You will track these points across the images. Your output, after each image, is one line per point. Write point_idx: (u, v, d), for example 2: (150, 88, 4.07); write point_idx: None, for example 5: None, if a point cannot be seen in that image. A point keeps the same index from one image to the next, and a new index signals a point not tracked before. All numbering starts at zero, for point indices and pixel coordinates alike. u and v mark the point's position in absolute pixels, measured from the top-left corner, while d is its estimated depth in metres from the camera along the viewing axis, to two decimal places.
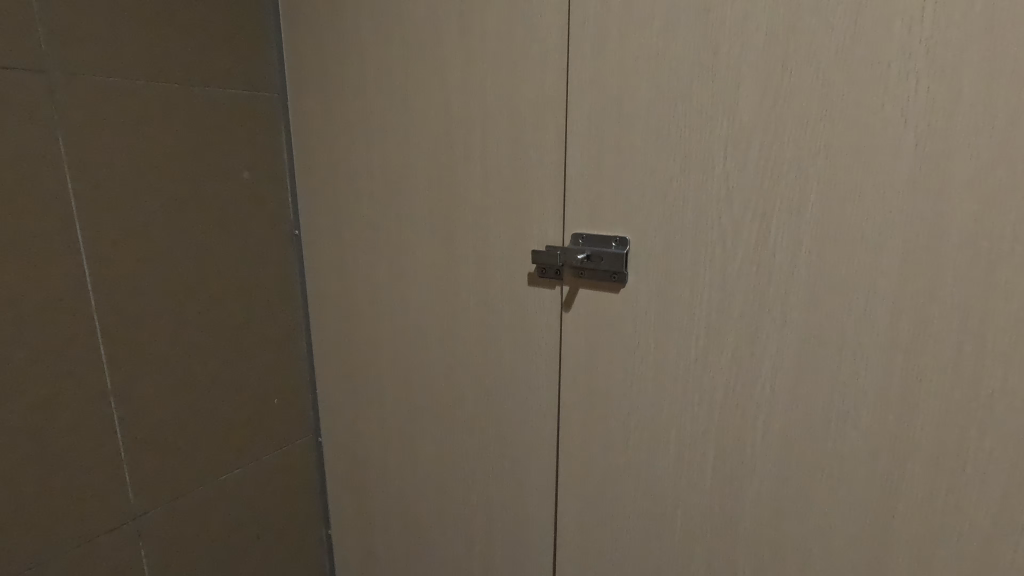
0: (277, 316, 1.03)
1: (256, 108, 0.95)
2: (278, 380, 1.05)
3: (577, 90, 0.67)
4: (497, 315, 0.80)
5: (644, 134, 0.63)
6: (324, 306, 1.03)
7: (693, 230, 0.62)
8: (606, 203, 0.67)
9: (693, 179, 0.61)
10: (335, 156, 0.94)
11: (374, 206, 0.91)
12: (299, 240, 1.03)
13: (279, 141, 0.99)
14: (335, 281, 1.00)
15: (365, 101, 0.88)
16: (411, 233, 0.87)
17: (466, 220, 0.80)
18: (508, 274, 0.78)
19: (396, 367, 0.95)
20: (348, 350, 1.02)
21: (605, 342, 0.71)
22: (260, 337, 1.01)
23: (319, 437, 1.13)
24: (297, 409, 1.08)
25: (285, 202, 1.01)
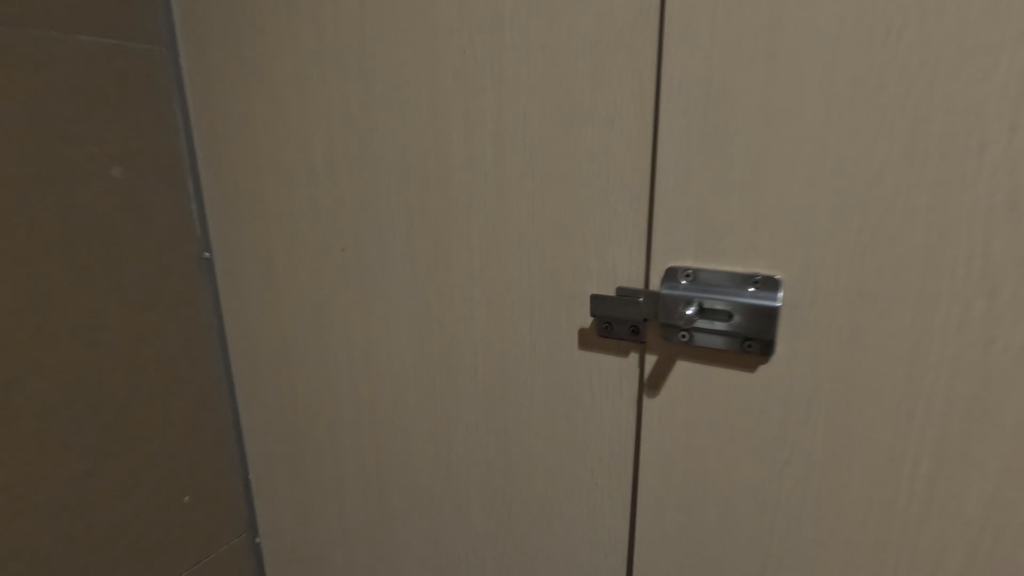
0: (183, 379, 0.71)
1: (128, 68, 0.62)
2: (189, 469, 0.73)
3: (686, 15, 0.35)
4: (525, 398, 0.49)
5: (831, 96, 0.32)
6: (247, 364, 0.70)
7: (924, 284, 0.32)
8: (736, 226, 0.37)
9: (941, 188, 0.31)
10: (252, 145, 0.60)
11: (316, 223, 0.58)
12: (210, 265, 0.70)
13: (170, 120, 0.65)
14: (263, 331, 0.67)
15: (292, 54, 0.54)
16: (376, 264, 0.55)
17: (466, 247, 0.48)
18: (544, 336, 0.47)
19: (360, 462, 0.63)
20: (287, 433, 0.69)
21: (719, 458, 0.41)
22: (157, 410, 0.69)
23: (256, 536, 0.81)
24: (218, 503, 0.77)
25: (184, 210, 0.68)
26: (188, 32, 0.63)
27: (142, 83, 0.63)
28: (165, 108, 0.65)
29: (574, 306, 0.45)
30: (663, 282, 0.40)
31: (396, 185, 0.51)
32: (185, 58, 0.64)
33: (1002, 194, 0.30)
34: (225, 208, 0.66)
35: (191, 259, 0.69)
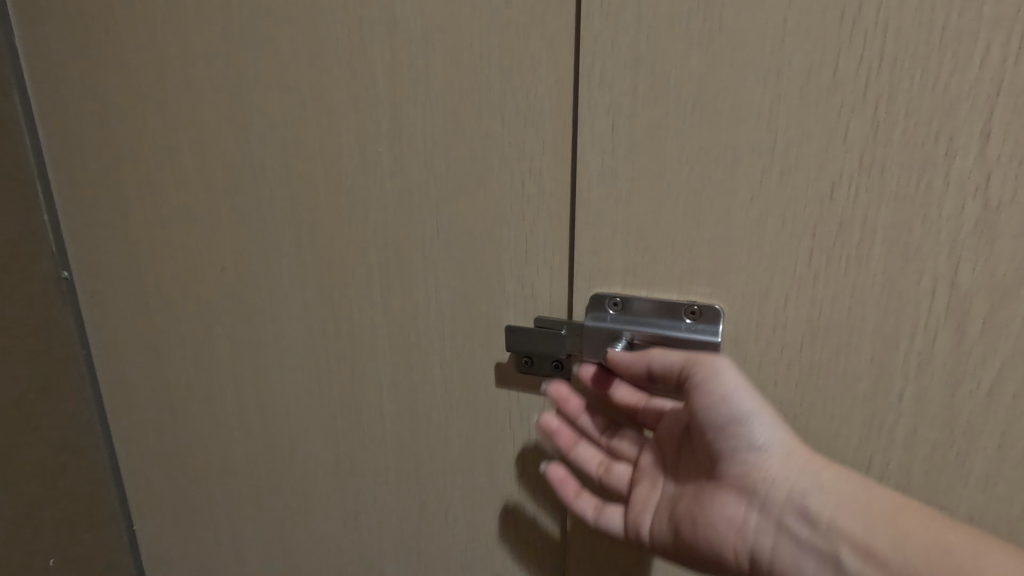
0: (40, 423, 0.60)
1: None
2: (53, 526, 0.62)
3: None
4: (439, 444, 0.42)
5: (779, 95, 0.27)
6: (120, 401, 0.59)
7: (884, 318, 0.28)
8: (672, 246, 0.31)
9: (904, 208, 0.26)
10: (108, 144, 0.50)
11: (187, 238, 0.48)
12: (71, 286, 0.59)
13: (8, 113, 0.54)
14: (134, 365, 0.56)
15: (149, 34, 0.44)
16: (259, 289, 0.46)
17: (363, 269, 0.40)
18: (458, 373, 0.40)
19: (255, 517, 0.54)
20: (171, 481, 0.59)
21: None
22: (1, 465, 0.57)
23: None
24: (92, 563, 0.65)
25: (32, 221, 0.56)
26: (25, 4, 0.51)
27: None
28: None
29: (490, 337, 0.38)
30: (589, 311, 0.33)
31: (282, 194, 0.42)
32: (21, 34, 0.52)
33: (976, 213, 0.25)
34: (80, 219, 0.55)
35: (44, 280, 0.58)
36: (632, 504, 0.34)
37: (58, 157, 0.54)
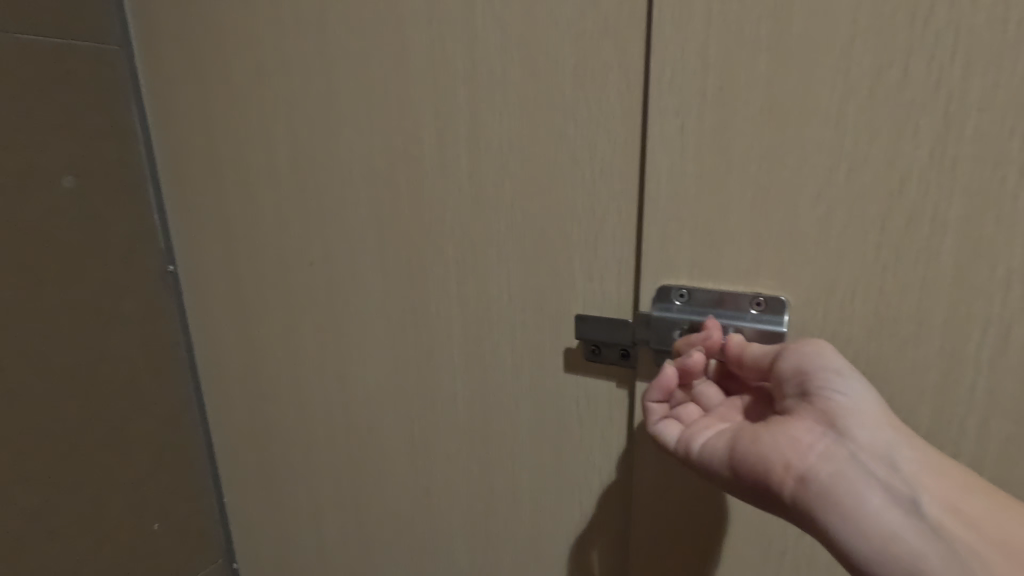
0: (149, 401, 0.67)
1: (82, 69, 0.57)
2: (158, 495, 0.69)
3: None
4: (509, 428, 0.45)
5: (847, 94, 0.28)
6: (216, 384, 0.66)
7: (953, 311, 0.28)
8: (739, 240, 0.32)
9: (976, 203, 0.27)
10: (213, 151, 0.56)
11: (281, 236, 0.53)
12: (176, 279, 0.66)
13: (130, 126, 0.61)
14: (231, 351, 0.62)
15: (252, 52, 0.49)
16: (344, 282, 0.50)
17: (440, 263, 0.44)
18: (528, 360, 0.42)
19: (335, 494, 0.59)
20: (257, 458, 0.65)
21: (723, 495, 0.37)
22: (118, 437, 0.64)
23: (233, 562, 0.77)
24: (188, 530, 0.72)
25: (146, 220, 0.64)
26: (145, 29, 0.58)
27: (95, 85, 0.58)
28: (122, 112, 0.60)
29: (558, 327, 0.40)
30: (655, 303, 0.35)
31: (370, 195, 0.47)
32: (142, 59, 0.60)
33: None
34: (186, 219, 0.61)
35: (154, 273, 0.65)
36: (696, 428, 0.33)
37: (170, 164, 0.61)
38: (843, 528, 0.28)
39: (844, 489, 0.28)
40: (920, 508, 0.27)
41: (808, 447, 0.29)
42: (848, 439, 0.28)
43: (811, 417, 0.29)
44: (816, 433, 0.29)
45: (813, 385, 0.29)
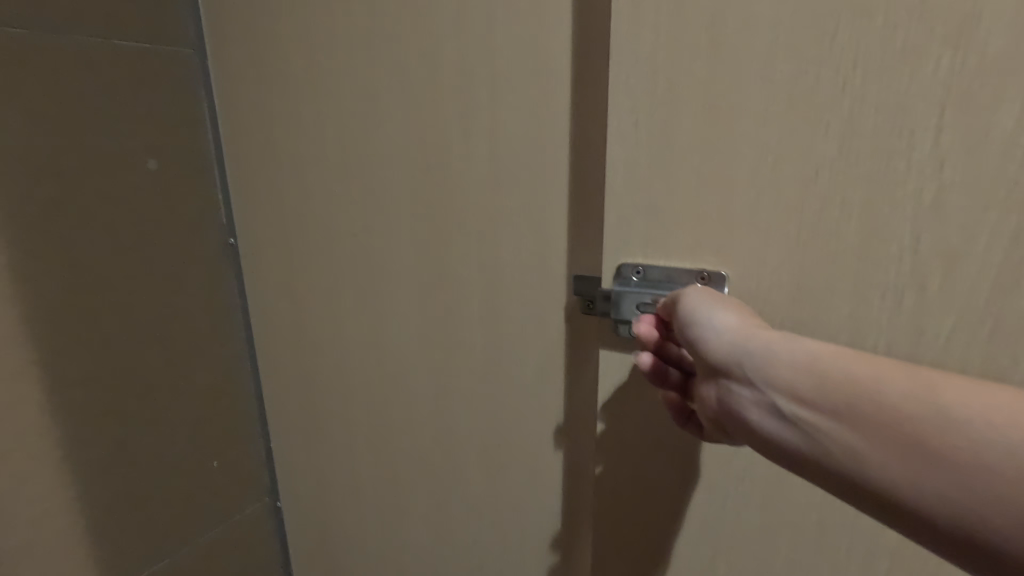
0: (210, 356, 0.78)
1: (162, 70, 0.68)
2: (216, 437, 0.80)
3: (635, 20, 0.37)
4: (525, 361, 0.61)
5: (770, 96, 0.34)
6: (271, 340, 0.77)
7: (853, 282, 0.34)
8: (683, 223, 0.39)
9: (871, 184, 0.32)
10: (284, 143, 0.67)
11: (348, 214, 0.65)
12: (234, 251, 0.77)
13: (200, 118, 0.72)
14: (290, 312, 0.74)
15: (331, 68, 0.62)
16: (403, 249, 0.63)
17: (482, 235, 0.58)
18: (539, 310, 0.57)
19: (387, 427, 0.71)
20: (309, 403, 0.76)
21: (673, 445, 0.44)
22: (184, 384, 0.75)
23: (278, 501, 0.89)
24: (244, 468, 0.84)
25: (213, 200, 0.75)
26: (218, 37, 0.69)
27: (171, 84, 0.69)
28: (194, 107, 0.71)
29: None
30: (616, 280, 0.42)
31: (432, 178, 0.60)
32: (213, 62, 0.70)
33: (926, 187, 0.31)
34: (252, 200, 0.72)
35: (218, 245, 0.76)
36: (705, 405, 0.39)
37: (236, 153, 0.72)
38: (760, 444, 0.33)
39: (743, 415, 0.33)
40: (789, 407, 0.31)
41: (713, 393, 0.35)
42: (722, 372, 0.34)
43: (703, 368, 0.36)
44: (710, 381, 0.35)
45: (690, 345, 0.36)
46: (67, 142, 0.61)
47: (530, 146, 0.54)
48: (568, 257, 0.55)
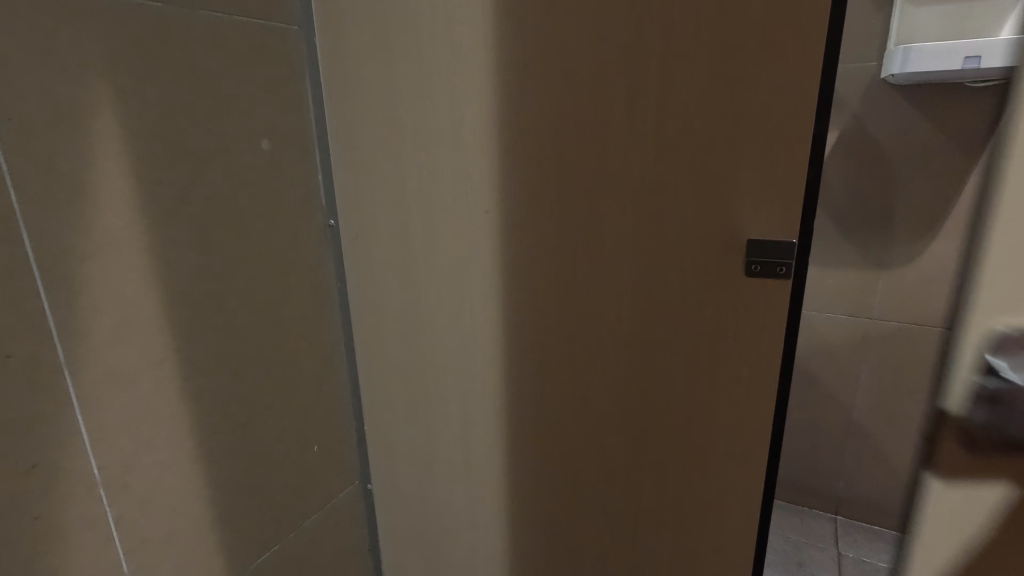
0: (313, 340, 0.77)
1: (273, 46, 0.66)
2: (318, 422, 0.79)
3: None
4: (673, 333, 0.62)
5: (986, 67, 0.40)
6: (381, 317, 0.78)
7: None
8: None
9: None
10: (410, 124, 0.67)
11: (483, 192, 0.66)
12: (334, 232, 0.77)
13: (304, 96, 0.71)
14: (410, 291, 0.75)
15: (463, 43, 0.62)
16: (547, 221, 0.65)
17: (635, 207, 0.60)
18: (693, 280, 0.59)
19: (515, 400, 0.74)
20: (427, 381, 0.78)
21: None
22: (292, 369, 0.74)
23: (367, 484, 0.89)
24: (340, 452, 0.84)
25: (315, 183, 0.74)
26: (331, 16, 0.69)
27: (283, 65, 0.68)
28: (299, 83, 0.70)
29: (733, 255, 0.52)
30: None
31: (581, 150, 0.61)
32: (321, 39, 0.70)
33: None
34: (369, 180, 0.73)
35: (319, 227, 0.75)
36: None
37: (353, 133, 0.72)
38: None
39: None
40: None
41: None
42: None
43: None
44: None
45: None
46: (209, 128, 0.61)
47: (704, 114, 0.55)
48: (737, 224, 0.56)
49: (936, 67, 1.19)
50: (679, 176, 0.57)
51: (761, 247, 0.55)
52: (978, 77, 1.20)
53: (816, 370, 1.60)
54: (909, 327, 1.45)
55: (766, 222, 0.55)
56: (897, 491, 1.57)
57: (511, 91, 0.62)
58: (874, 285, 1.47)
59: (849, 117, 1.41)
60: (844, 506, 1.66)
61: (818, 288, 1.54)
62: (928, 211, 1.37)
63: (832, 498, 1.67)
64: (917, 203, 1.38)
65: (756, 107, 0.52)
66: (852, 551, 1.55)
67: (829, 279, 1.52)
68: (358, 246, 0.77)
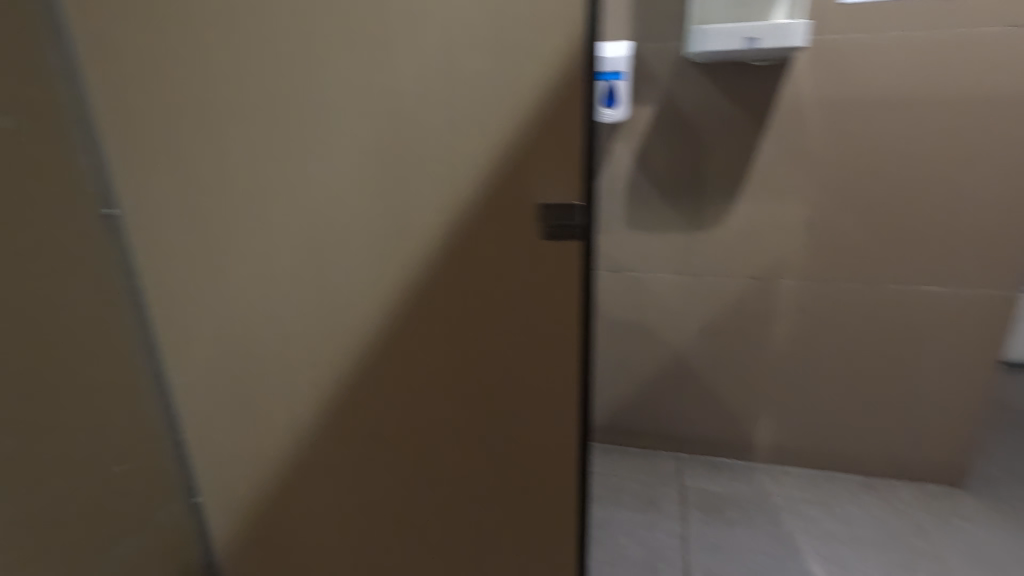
0: (102, 314, 0.91)
1: (22, 49, 0.76)
2: (119, 382, 0.95)
3: None
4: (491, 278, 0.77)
5: None
6: (164, 288, 0.89)
7: None
8: None
9: None
10: (243, 102, 0.75)
11: (318, 164, 0.76)
12: (112, 220, 0.87)
13: (64, 97, 0.80)
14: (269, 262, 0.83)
15: (279, 26, 0.71)
16: (343, 195, 0.77)
17: (447, 174, 0.72)
18: (506, 231, 0.74)
19: (373, 349, 0.86)
20: (283, 337, 0.88)
21: None
22: (91, 334, 0.90)
23: (174, 442, 1.03)
24: (134, 412, 0.98)
25: (149, 165, 0.82)
26: None
27: (25, 81, 0.77)
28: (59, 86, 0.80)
29: None
30: None
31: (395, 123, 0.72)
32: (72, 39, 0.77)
33: None
34: (208, 158, 0.79)
35: (94, 215, 0.86)
36: None
37: (183, 112, 0.78)
38: None
39: None
40: None
41: None
42: None
43: None
44: None
45: None
46: None
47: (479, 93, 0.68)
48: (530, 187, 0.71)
49: (725, 47, 1.34)
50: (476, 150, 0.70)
51: (554, 209, 0.71)
52: (759, 55, 1.37)
53: (651, 326, 1.75)
54: (724, 279, 1.65)
55: (555, 185, 0.70)
56: (725, 423, 1.80)
57: (261, 85, 0.73)
58: (691, 245, 1.64)
59: (662, 92, 1.54)
60: (686, 443, 1.86)
61: (649, 251, 1.68)
62: (729, 177, 1.56)
63: (675, 438, 1.87)
64: (721, 169, 1.56)
65: (525, 87, 0.67)
66: (693, 482, 1.75)
67: (658, 243, 1.67)
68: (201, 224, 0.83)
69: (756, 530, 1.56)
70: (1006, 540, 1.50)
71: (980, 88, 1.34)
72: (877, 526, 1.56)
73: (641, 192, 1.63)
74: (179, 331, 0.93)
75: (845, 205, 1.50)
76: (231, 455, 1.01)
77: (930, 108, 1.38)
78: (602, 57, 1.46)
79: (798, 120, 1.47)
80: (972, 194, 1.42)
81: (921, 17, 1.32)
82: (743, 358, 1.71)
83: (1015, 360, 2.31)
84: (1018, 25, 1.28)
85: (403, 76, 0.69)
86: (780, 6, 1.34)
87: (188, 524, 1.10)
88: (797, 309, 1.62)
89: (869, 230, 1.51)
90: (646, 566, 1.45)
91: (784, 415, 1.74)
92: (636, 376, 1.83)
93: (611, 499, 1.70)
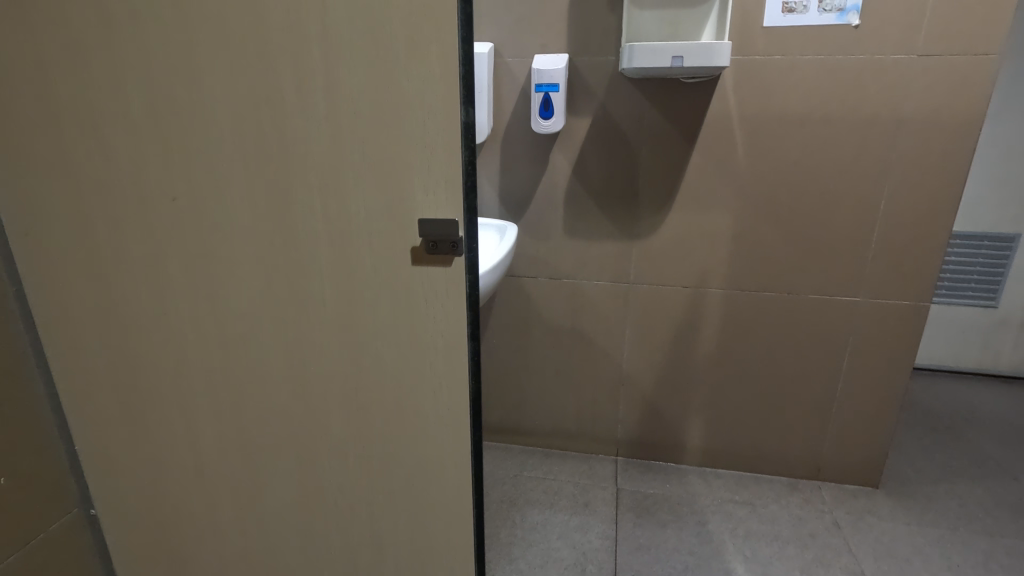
0: None
1: None
2: (15, 399, 0.88)
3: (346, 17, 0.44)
4: (376, 294, 0.75)
5: None
6: (57, 296, 0.87)
7: None
8: None
9: None
10: (127, 105, 0.73)
11: (209, 173, 0.74)
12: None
13: None
14: (161, 270, 0.81)
15: (159, 27, 0.68)
16: (231, 204, 0.74)
17: (332, 186, 0.70)
18: (394, 248, 0.72)
19: (265, 363, 0.83)
20: (178, 346, 0.85)
21: None
22: None
23: (75, 459, 0.98)
24: (36, 431, 0.92)
25: (36, 167, 0.79)
26: None
27: None
28: None
29: None
30: None
31: (277, 135, 0.69)
32: None
33: None
34: (96, 161, 0.76)
35: None
36: None
37: (67, 114, 0.75)
38: None
39: None
40: None
41: None
42: None
43: None
44: None
45: None
46: None
47: (359, 105, 0.66)
48: (412, 203, 0.69)
49: (653, 64, 1.37)
50: (358, 164, 0.68)
51: (433, 228, 0.69)
52: (687, 73, 1.43)
53: (589, 331, 1.79)
54: (657, 287, 1.70)
55: (436, 201, 0.68)
56: (660, 426, 1.85)
57: (156, 88, 0.71)
58: (627, 254, 1.69)
59: (597, 105, 1.58)
60: (624, 446, 1.91)
61: (585, 259, 1.72)
62: (663, 189, 1.61)
63: (612, 442, 1.91)
64: (653, 181, 1.61)
65: (406, 98, 0.64)
66: (628, 484, 1.80)
67: (593, 250, 1.71)
68: (89, 230, 0.80)
69: (685, 530, 1.61)
70: (912, 534, 1.60)
71: (888, 111, 1.43)
72: (797, 523, 1.63)
73: (578, 202, 1.67)
74: (75, 335, 0.89)
75: (768, 217, 1.58)
76: (131, 466, 0.97)
77: (844, 129, 1.47)
78: (540, 69, 1.49)
79: (724, 137, 1.53)
80: (882, 210, 1.52)
81: (835, 43, 1.40)
82: (676, 364, 1.77)
83: (928, 364, 2.47)
84: (921, 53, 1.38)
85: (282, 86, 0.67)
86: (707, 28, 1.41)
87: (87, 543, 1.02)
88: (726, 316, 1.69)
89: (790, 242, 1.59)
90: (577, 568, 1.47)
91: (714, 418, 1.81)
92: (575, 380, 1.86)
93: (548, 503, 1.72)
